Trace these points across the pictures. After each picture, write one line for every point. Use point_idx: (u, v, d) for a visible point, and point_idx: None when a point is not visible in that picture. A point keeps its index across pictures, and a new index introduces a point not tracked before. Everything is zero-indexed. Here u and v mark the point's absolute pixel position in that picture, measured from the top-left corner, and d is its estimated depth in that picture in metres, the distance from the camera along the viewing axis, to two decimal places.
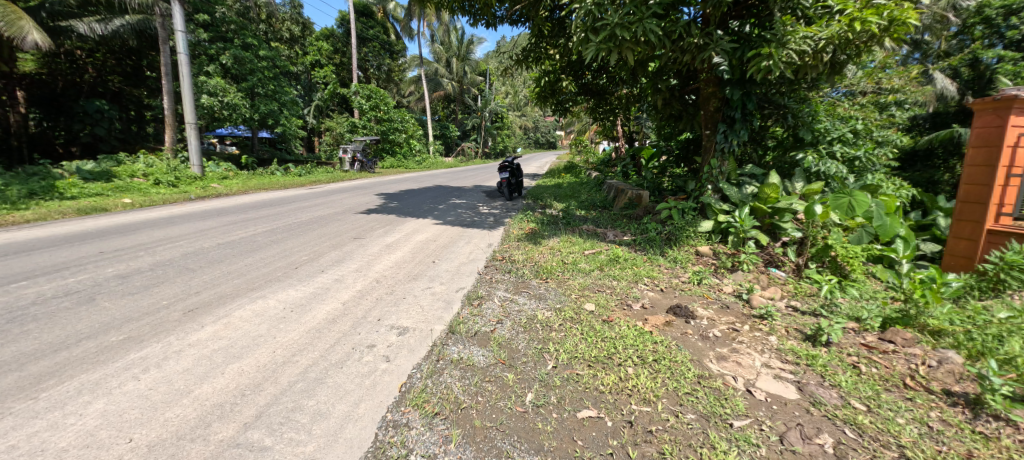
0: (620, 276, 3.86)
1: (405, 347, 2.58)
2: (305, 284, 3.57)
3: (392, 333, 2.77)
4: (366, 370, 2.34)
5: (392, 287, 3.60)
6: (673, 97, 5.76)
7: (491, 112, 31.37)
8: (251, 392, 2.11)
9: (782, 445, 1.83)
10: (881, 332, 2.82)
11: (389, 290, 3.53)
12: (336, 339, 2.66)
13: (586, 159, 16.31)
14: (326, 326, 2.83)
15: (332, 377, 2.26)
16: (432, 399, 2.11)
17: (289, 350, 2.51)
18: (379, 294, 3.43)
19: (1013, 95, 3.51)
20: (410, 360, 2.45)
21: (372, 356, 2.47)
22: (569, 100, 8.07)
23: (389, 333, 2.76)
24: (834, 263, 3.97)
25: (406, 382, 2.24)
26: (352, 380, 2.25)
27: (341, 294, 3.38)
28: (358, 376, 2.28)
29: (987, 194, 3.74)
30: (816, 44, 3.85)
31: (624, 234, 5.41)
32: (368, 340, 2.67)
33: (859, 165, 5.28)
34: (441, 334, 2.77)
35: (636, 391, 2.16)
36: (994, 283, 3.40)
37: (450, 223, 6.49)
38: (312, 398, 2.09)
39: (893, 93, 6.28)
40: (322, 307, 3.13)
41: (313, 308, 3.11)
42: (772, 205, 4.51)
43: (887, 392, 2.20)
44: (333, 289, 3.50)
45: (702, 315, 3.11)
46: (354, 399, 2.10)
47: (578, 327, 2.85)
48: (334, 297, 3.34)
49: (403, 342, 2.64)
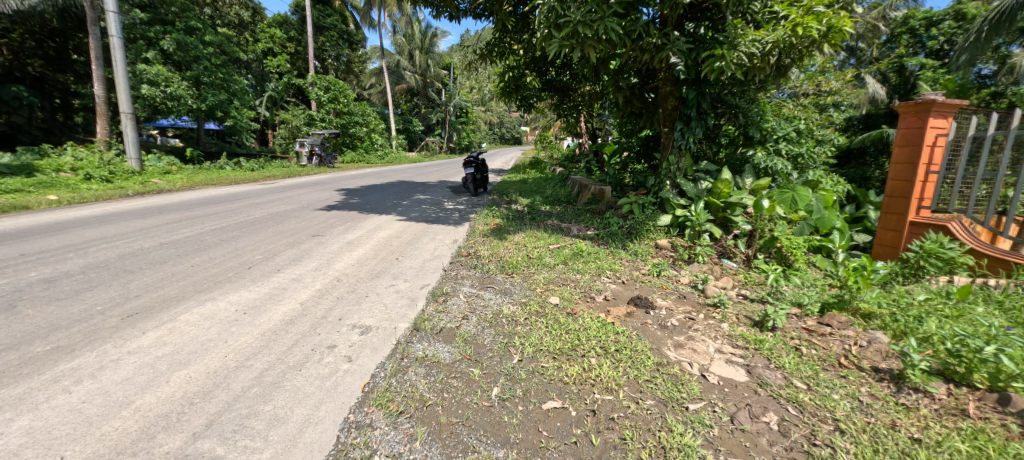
0: (584, 269, 3.97)
1: (368, 346, 2.55)
2: (260, 285, 3.44)
3: (354, 332, 2.72)
4: (327, 371, 2.29)
5: (354, 286, 3.52)
6: (634, 95, 5.95)
7: (456, 106, 30.42)
8: (201, 400, 2.02)
9: (733, 424, 1.96)
10: (820, 316, 3.06)
11: (350, 288, 3.45)
12: (294, 341, 2.59)
13: (550, 155, 16.60)
14: (282, 328, 2.75)
15: (290, 380, 2.20)
16: (396, 398, 2.10)
17: (242, 354, 2.42)
18: (340, 293, 3.35)
19: (932, 99, 3.86)
20: (374, 360, 2.42)
21: (333, 357, 2.43)
22: (533, 96, 8.13)
23: (351, 333, 2.71)
24: (780, 254, 4.25)
25: (369, 382, 2.22)
26: (312, 382, 2.20)
27: (299, 294, 3.28)
28: (317, 378, 2.23)
29: (912, 189, 4.08)
30: (763, 47, 4.10)
31: (588, 229, 5.55)
32: (330, 340, 2.62)
33: (802, 162, 5.68)
34: (405, 332, 2.75)
35: (599, 380, 2.24)
36: (915, 268, 3.74)
37: (414, 219, 6.40)
38: (268, 403, 2.03)
39: (832, 95, 6.75)
40: (279, 308, 3.03)
41: (269, 309, 3.00)
42: (724, 199, 4.76)
43: (825, 371, 2.39)
44: (291, 288, 3.40)
45: (661, 305, 3.26)
46: (313, 401, 2.05)
47: (543, 320, 2.92)
48: (292, 297, 3.23)
49: (366, 342, 2.61)
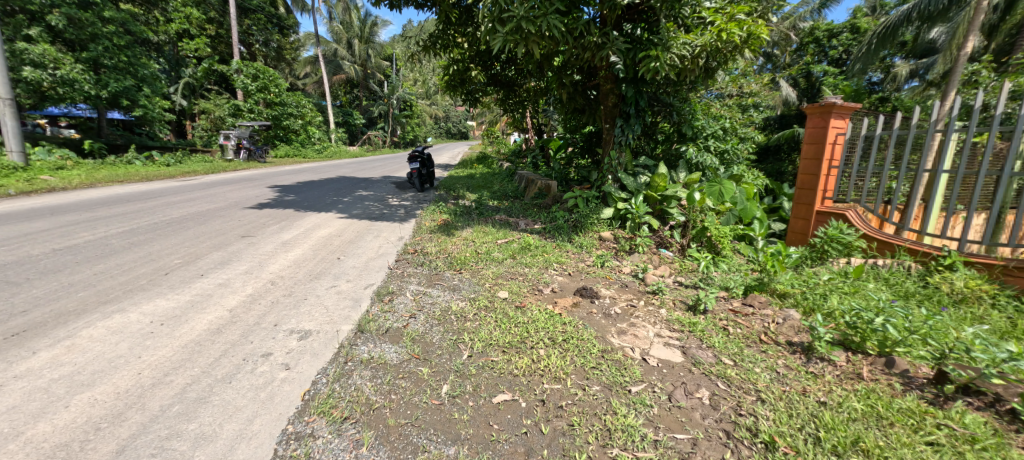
0: (532, 263, 4.06)
1: (308, 352, 2.46)
2: (179, 292, 3.18)
3: (291, 338, 2.61)
4: (261, 382, 2.18)
5: (290, 288, 3.36)
6: (577, 91, 6.13)
7: (400, 99, 29.57)
8: (109, 424, 1.85)
9: (670, 402, 2.11)
10: (744, 298, 3.37)
11: (286, 291, 3.29)
12: (222, 352, 2.43)
13: (497, 150, 16.68)
14: (207, 338, 2.57)
15: (218, 394, 2.08)
16: (340, 404, 2.04)
17: (159, 370, 2.24)
18: (275, 297, 3.19)
19: (832, 101, 4.35)
20: (315, 366, 2.34)
21: (268, 366, 2.31)
22: (478, 90, 8.10)
23: (288, 338, 2.60)
24: (710, 243, 4.60)
25: (309, 389, 2.14)
26: (244, 394, 2.09)
27: (227, 301, 3.08)
28: (250, 390, 2.12)
29: (818, 182, 4.58)
30: (693, 50, 4.41)
31: (535, 223, 5.66)
32: (264, 348, 2.49)
33: (728, 157, 6.17)
34: (349, 334, 2.68)
35: (548, 371, 2.32)
36: (821, 251, 4.24)
37: (357, 217, 6.18)
38: (192, 421, 1.90)
39: (753, 96, 7.38)
40: (202, 317, 2.82)
41: (191, 319, 2.79)
42: (661, 192, 5.06)
43: (748, 347, 2.64)
44: (217, 294, 3.18)
45: (605, 294, 3.43)
46: (246, 415, 1.95)
47: (492, 314, 2.96)
48: (218, 304, 3.02)
49: (305, 347, 2.51)
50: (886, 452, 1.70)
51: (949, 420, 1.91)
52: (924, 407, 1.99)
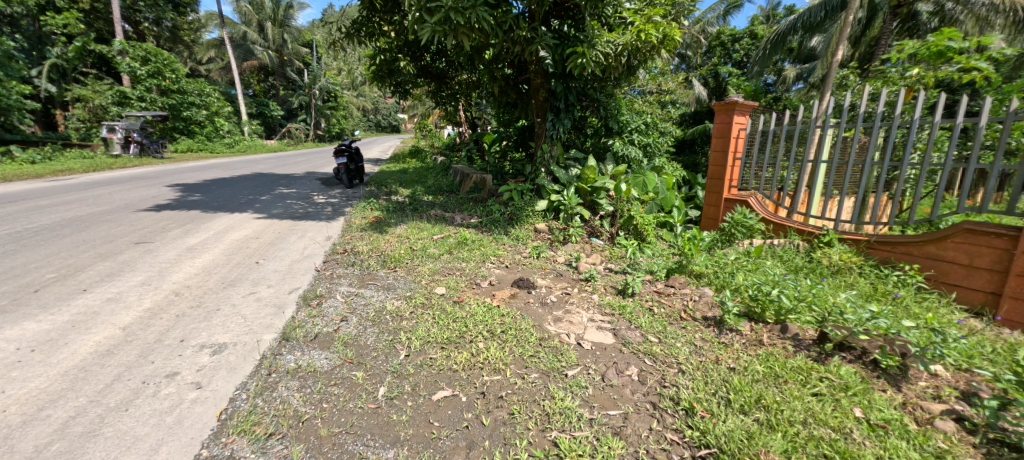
0: (469, 257, 4.07)
1: (223, 367, 2.28)
2: (55, 313, 2.77)
3: (202, 353, 2.40)
4: (167, 406, 1.98)
5: (199, 300, 3.07)
6: (509, 85, 6.21)
7: (322, 90, 27.88)
8: None
9: (604, 382, 2.25)
10: (666, 280, 3.66)
11: (193, 303, 3.01)
12: (115, 376, 2.17)
13: (430, 144, 16.35)
14: (93, 363, 2.28)
15: (112, 424, 1.85)
16: (264, 420, 1.92)
17: (31, 405, 1.95)
18: (180, 310, 2.90)
19: (735, 100, 4.83)
20: (232, 382, 2.18)
21: (174, 387, 2.11)
22: (407, 82, 7.88)
23: (198, 355, 2.39)
24: (636, 231, 4.91)
25: (227, 408, 1.99)
26: (145, 421, 1.88)
27: (119, 318, 2.75)
28: (153, 415, 1.92)
29: (726, 172, 5.08)
30: (616, 48, 4.68)
31: (471, 217, 5.67)
32: (169, 368, 2.26)
33: (650, 150, 6.62)
34: (271, 344, 2.52)
35: (487, 363, 2.37)
36: (729, 234, 4.76)
37: (278, 216, 5.77)
38: (80, 458, 1.68)
39: (670, 94, 7.97)
40: (87, 339, 2.49)
41: (72, 343, 2.45)
42: (591, 184, 5.31)
43: (671, 325, 2.88)
44: (106, 312, 2.82)
45: (541, 284, 3.55)
46: (149, 444, 1.76)
47: (429, 311, 2.94)
48: (107, 323, 2.69)
49: (219, 363, 2.33)
50: (782, 407, 1.96)
51: (830, 374, 2.24)
52: (811, 364, 2.32)
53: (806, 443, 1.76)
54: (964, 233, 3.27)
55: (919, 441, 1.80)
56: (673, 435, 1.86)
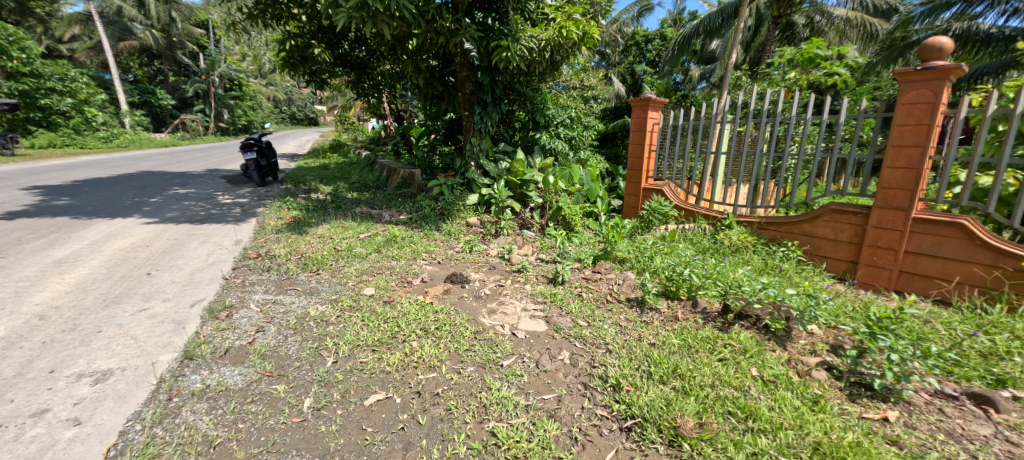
0: (399, 255, 3.98)
1: (108, 397, 2.01)
2: None
3: (80, 384, 2.09)
4: (34, 450, 1.71)
5: (73, 322, 2.67)
6: (434, 77, 6.10)
7: (222, 77, 25.17)
8: None
9: (538, 368, 2.33)
10: (593, 266, 3.88)
11: (66, 327, 2.61)
12: None
13: (352, 137, 15.56)
14: None
15: None
16: (166, 451, 1.73)
17: None
18: (47, 336, 2.50)
19: (648, 96, 5.20)
20: (121, 412, 1.93)
21: (44, 427, 1.82)
22: (324, 71, 7.41)
23: (75, 386, 2.08)
24: (565, 221, 5.12)
25: (116, 443, 1.76)
26: None
27: None
28: None
29: (643, 164, 5.47)
30: (539, 43, 4.81)
31: (400, 213, 5.52)
32: (35, 405, 1.95)
33: (575, 143, 6.90)
34: (171, 365, 2.28)
35: (422, 361, 2.34)
36: (647, 221, 5.17)
37: (175, 220, 5.16)
38: None
39: (591, 89, 8.35)
40: None
41: None
42: (520, 177, 5.44)
43: (598, 308, 3.07)
44: None
45: (475, 278, 3.57)
46: None
47: (358, 314, 2.84)
48: None
49: (103, 392, 2.05)
50: (694, 374, 2.19)
51: (733, 340, 2.55)
52: (717, 334, 2.61)
53: (715, 403, 1.99)
54: (831, 212, 3.85)
55: (801, 391, 2.12)
56: (602, 410, 2.00)
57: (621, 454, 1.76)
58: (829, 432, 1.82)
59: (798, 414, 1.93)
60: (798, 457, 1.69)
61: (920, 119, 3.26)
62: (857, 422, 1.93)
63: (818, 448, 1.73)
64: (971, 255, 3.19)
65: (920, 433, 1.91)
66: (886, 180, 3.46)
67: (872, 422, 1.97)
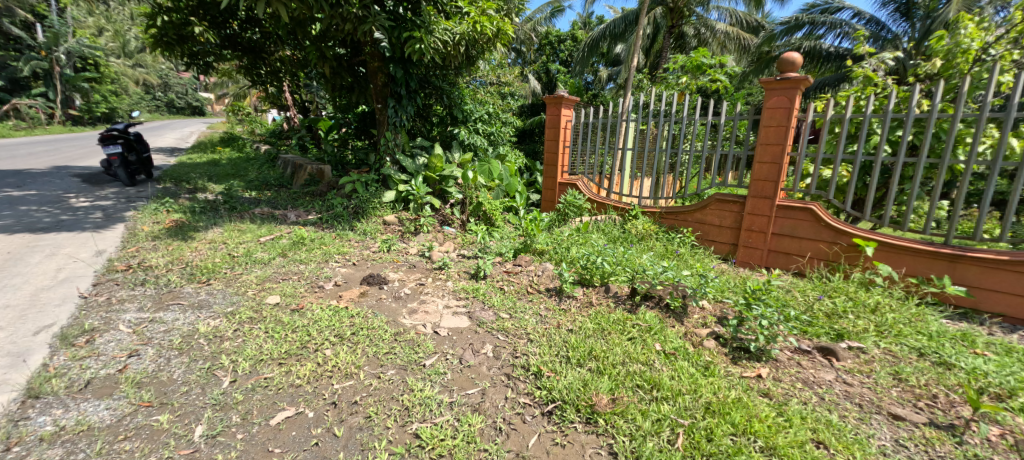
0: (308, 258, 3.71)
1: None
2: None
3: None
4: None
5: None
6: (342, 67, 5.74)
7: (66, 50, 21.16)
8: None
9: (462, 364, 2.34)
10: (514, 259, 3.97)
11: None
12: None
13: (248, 130, 14.06)
14: None
15: None
16: None
17: None
18: None
19: (561, 94, 5.43)
20: None
21: None
22: (210, 54, 6.58)
23: None
24: (486, 216, 5.17)
25: None
26: None
27: None
28: None
29: (558, 159, 5.71)
30: (453, 37, 4.76)
31: (308, 213, 5.14)
32: None
33: (494, 139, 6.98)
34: (7, 408, 1.88)
35: (337, 370, 2.22)
36: (564, 214, 5.38)
37: (10, 230, 4.25)
38: None
39: (508, 86, 8.49)
40: None
41: None
42: (439, 173, 5.35)
43: (520, 299, 3.16)
44: None
45: (393, 278, 3.46)
46: None
47: (260, 325, 2.60)
48: None
49: None
50: (607, 354, 2.36)
51: (640, 320, 2.79)
52: (627, 315, 2.84)
53: (625, 379, 2.17)
54: (717, 202, 4.37)
55: (696, 360, 2.39)
56: (525, 398, 2.07)
57: (543, 436, 1.85)
58: (718, 393, 2.08)
59: (693, 380, 2.18)
60: (694, 418, 1.92)
61: (780, 120, 3.83)
62: (739, 381, 2.24)
63: (709, 408, 1.98)
64: (819, 234, 3.80)
65: (785, 383, 2.27)
66: (758, 173, 4.01)
67: (749, 379, 2.29)
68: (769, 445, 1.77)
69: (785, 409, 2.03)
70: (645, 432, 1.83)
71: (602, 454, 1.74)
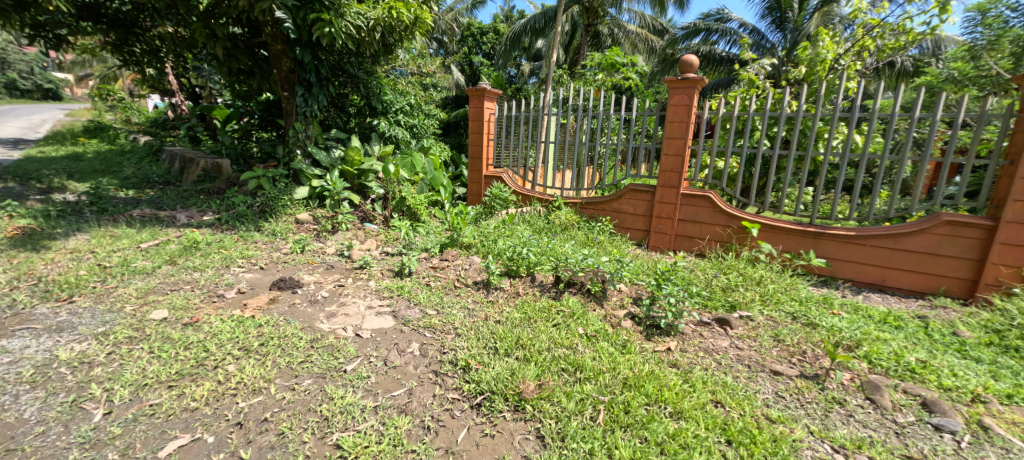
0: (204, 265, 3.31)
1: None
2: None
3: None
4: None
5: None
6: (239, 49, 5.15)
7: None
8: None
9: (387, 365, 2.24)
10: (440, 254, 3.90)
11: None
12: None
13: (122, 118, 12.11)
14: None
15: None
16: None
17: None
18: None
19: (484, 87, 5.40)
20: None
21: None
22: (65, 27, 5.53)
23: None
24: (410, 212, 5.01)
25: None
26: None
27: None
28: None
29: (483, 152, 5.70)
30: (367, 22, 4.48)
31: (203, 214, 4.58)
32: None
33: (417, 131, 6.77)
34: None
35: (242, 386, 2.01)
36: (490, 207, 5.38)
37: None
38: None
39: (429, 76, 8.27)
40: None
41: None
42: (357, 167, 5.06)
43: (447, 294, 3.12)
44: None
45: (308, 281, 3.22)
46: None
47: (145, 345, 2.27)
48: None
49: None
50: (533, 342, 2.42)
51: (564, 306, 2.90)
52: (552, 303, 2.93)
53: (551, 364, 2.24)
54: (632, 192, 4.66)
55: (614, 340, 2.54)
56: (454, 393, 2.05)
57: (473, 429, 1.84)
58: (634, 368, 2.24)
59: (612, 359, 2.31)
60: (613, 394, 2.04)
61: (683, 117, 4.17)
62: (652, 355, 2.43)
63: (627, 383, 2.12)
64: (715, 218, 4.23)
65: (690, 353, 2.51)
66: (666, 165, 4.34)
67: (661, 353, 2.50)
68: (677, 409, 1.95)
69: (690, 376, 2.24)
70: (570, 412, 1.91)
71: (531, 439, 1.79)
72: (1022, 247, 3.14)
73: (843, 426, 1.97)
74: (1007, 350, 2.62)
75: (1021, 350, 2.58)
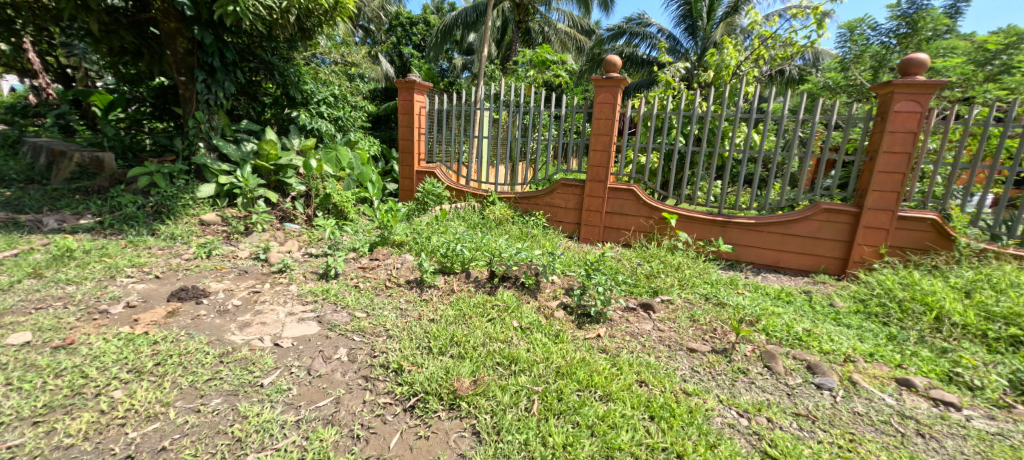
0: (83, 277, 2.86)
1: None
2: None
3: None
4: None
5: None
6: (121, 25, 4.48)
7: None
8: None
9: (311, 375, 2.10)
10: (370, 254, 3.72)
11: None
12: None
13: None
14: None
15: None
16: None
17: None
18: None
19: (413, 79, 5.22)
20: None
21: None
22: None
23: None
24: (335, 209, 4.72)
25: None
26: None
27: None
28: None
29: (414, 146, 5.52)
30: (280, 3, 4.09)
31: (81, 217, 3.95)
32: None
33: (342, 123, 6.41)
34: None
35: (134, 414, 1.77)
36: (423, 204, 5.23)
37: None
38: None
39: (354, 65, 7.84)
40: None
41: None
42: (274, 162, 4.67)
43: (378, 295, 2.98)
44: None
45: (217, 289, 2.91)
46: None
47: (2, 375, 1.91)
48: None
49: None
50: (468, 338, 2.41)
51: (498, 301, 2.91)
52: (486, 298, 2.93)
53: (486, 359, 2.24)
54: (563, 186, 4.79)
55: (548, 331, 2.60)
56: (385, 397, 1.97)
57: (406, 433, 1.78)
58: (566, 357, 2.31)
59: (545, 349, 2.37)
60: (547, 383, 2.08)
61: (608, 114, 4.37)
62: (583, 343, 2.52)
63: (559, 372, 2.18)
64: (639, 211, 4.48)
65: (617, 338, 2.65)
66: (594, 160, 4.52)
67: (591, 340, 2.60)
68: (606, 393, 2.05)
69: (617, 360, 2.36)
70: (505, 405, 1.92)
71: (466, 437, 1.77)
72: (878, 230, 3.71)
73: (746, 393, 2.19)
74: (870, 316, 3.09)
75: (880, 315, 3.05)
